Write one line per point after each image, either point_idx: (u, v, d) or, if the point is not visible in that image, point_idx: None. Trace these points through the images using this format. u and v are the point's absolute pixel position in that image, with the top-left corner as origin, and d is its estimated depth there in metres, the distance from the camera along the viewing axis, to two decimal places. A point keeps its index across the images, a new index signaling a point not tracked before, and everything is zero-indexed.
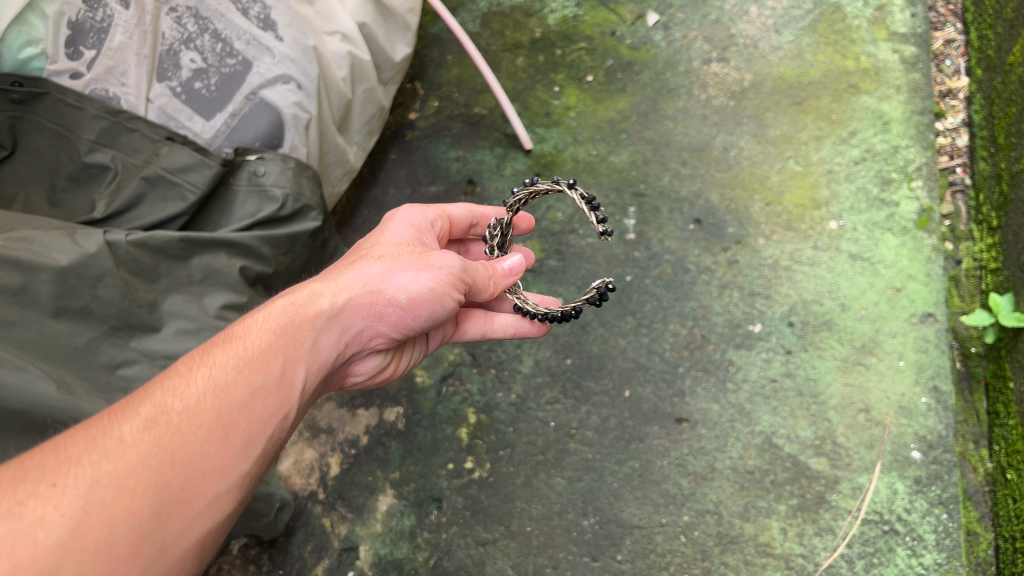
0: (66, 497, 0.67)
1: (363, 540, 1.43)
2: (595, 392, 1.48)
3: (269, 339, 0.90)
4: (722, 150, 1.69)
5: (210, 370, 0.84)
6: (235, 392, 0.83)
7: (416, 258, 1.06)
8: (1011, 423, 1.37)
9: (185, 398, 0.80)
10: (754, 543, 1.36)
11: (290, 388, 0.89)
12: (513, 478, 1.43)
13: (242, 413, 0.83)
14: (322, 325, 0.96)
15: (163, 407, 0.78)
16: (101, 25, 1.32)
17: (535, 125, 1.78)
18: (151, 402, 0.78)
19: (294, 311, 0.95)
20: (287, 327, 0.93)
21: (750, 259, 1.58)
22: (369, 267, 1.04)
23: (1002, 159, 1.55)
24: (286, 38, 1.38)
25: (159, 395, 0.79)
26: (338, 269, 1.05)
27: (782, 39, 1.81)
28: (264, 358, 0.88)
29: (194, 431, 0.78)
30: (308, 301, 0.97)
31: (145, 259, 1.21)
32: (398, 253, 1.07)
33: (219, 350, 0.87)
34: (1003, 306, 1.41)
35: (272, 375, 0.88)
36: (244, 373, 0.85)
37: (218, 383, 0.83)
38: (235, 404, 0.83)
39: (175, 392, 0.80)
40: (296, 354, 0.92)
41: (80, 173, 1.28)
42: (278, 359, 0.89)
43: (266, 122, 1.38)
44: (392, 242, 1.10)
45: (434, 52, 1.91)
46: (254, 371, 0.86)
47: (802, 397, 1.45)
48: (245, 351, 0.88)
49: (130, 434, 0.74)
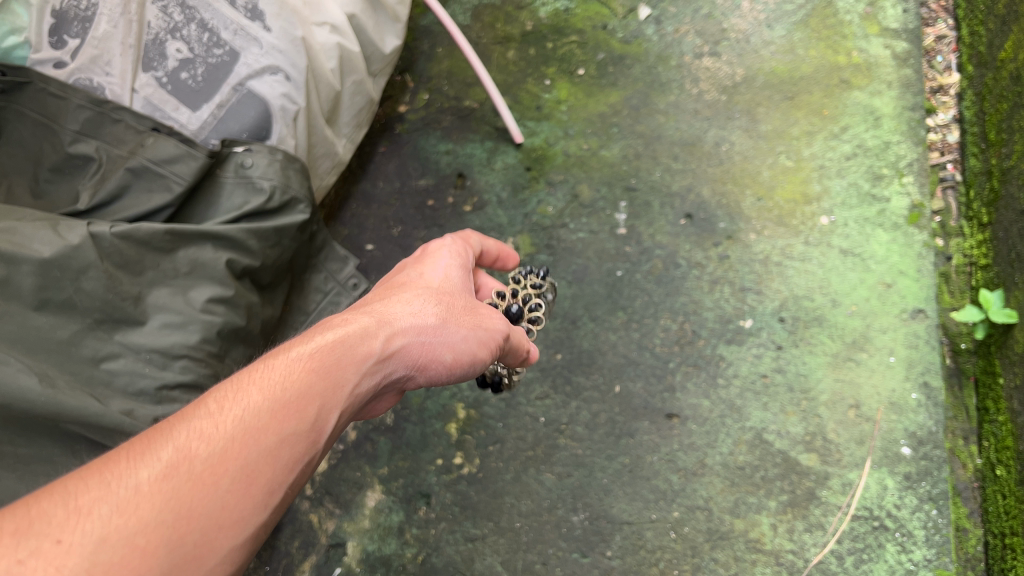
0: (72, 558, 0.60)
1: (351, 536, 1.42)
2: (585, 386, 1.47)
3: (310, 379, 0.81)
4: (713, 145, 1.69)
5: (245, 413, 0.75)
6: (267, 439, 0.75)
7: (468, 312, 1.02)
8: (1001, 419, 1.37)
9: (211, 442, 0.72)
10: (744, 539, 1.36)
11: (323, 436, 0.80)
12: (502, 474, 1.43)
13: (272, 465, 0.74)
14: (370, 369, 0.88)
15: (189, 453, 0.70)
16: (86, 14, 1.30)
17: (526, 119, 1.77)
18: (178, 446, 0.70)
19: (344, 351, 0.86)
20: (333, 368, 0.84)
21: (741, 254, 1.57)
22: (423, 309, 0.98)
23: (992, 156, 1.55)
24: (273, 28, 1.36)
25: (183, 438, 0.71)
26: (387, 307, 0.97)
27: (774, 33, 1.80)
28: (305, 400, 0.80)
29: (217, 482, 0.70)
30: (356, 338, 0.88)
31: (130, 252, 1.19)
32: (449, 301, 1.01)
33: (252, 387, 0.78)
34: (992, 303, 1.42)
35: (309, 421, 0.79)
36: (280, 420, 0.77)
37: (251, 427, 0.75)
38: (266, 451, 0.74)
39: (203, 437, 0.72)
40: (337, 398, 0.83)
41: (64, 164, 1.26)
42: (314, 400, 0.80)
43: (253, 114, 1.36)
44: (439, 281, 1.05)
45: (424, 44, 1.89)
46: (290, 414, 0.78)
47: (792, 393, 1.45)
48: (284, 391, 0.79)
49: (150, 483, 0.66)
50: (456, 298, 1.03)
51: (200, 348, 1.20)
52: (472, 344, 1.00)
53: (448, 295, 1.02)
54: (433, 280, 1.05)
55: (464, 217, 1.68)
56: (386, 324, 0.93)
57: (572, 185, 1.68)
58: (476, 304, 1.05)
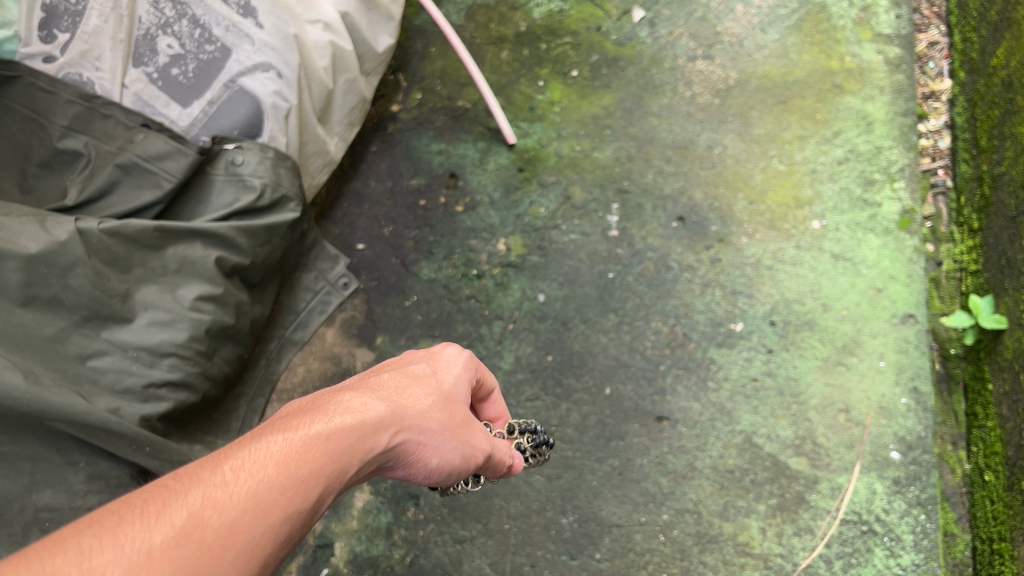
0: None
1: (338, 536, 1.41)
2: (575, 389, 1.47)
3: (324, 459, 0.66)
4: (705, 148, 1.69)
5: (260, 485, 0.61)
6: (275, 519, 0.60)
7: (468, 425, 0.87)
8: (989, 425, 1.37)
9: (224, 512, 0.57)
10: (733, 543, 1.35)
11: (314, 525, 0.66)
12: (491, 476, 1.42)
13: (272, 554, 0.60)
14: (373, 461, 0.72)
15: (201, 521, 0.56)
16: (76, 8, 1.30)
17: (519, 119, 1.77)
18: (190, 512, 0.56)
19: (359, 433, 0.71)
20: (347, 450, 0.69)
21: (733, 257, 1.57)
22: (436, 405, 0.82)
23: (983, 162, 1.56)
24: (266, 25, 1.35)
25: (195, 501, 0.57)
26: (399, 387, 0.82)
27: (767, 37, 1.80)
28: (318, 483, 0.65)
29: (224, 562, 0.56)
30: (367, 422, 0.73)
31: (119, 248, 1.18)
32: (455, 407, 0.86)
33: (269, 456, 0.63)
34: (982, 308, 1.42)
35: (313, 508, 0.64)
36: (292, 501, 0.62)
37: (263, 502, 0.60)
38: (270, 536, 0.60)
39: (218, 504, 0.58)
40: (339, 488, 0.68)
41: (53, 159, 1.25)
42: (327, 484, 0.66)
43: (245, 112, 1.36)
44: (456, 381, 0.90)
45: (417, 44, 1.88)
46: (304, 497, 0.63)
47: (782, 397, 1.45)
48: (301, 467, 0.64)
49: (161, 553, 0.53)
50: (458, 407, 0.87)
51: (188, 346, 1.20)
52: (460, 460, 0.85)
53: (454, 399, 0.87)
54: (453, 377, 0.90)
55: (456, 217, 1.67)
56: (396, 413, 0.77)
57: (564, 186, 1.67)
58: (474, 421, 0.90)
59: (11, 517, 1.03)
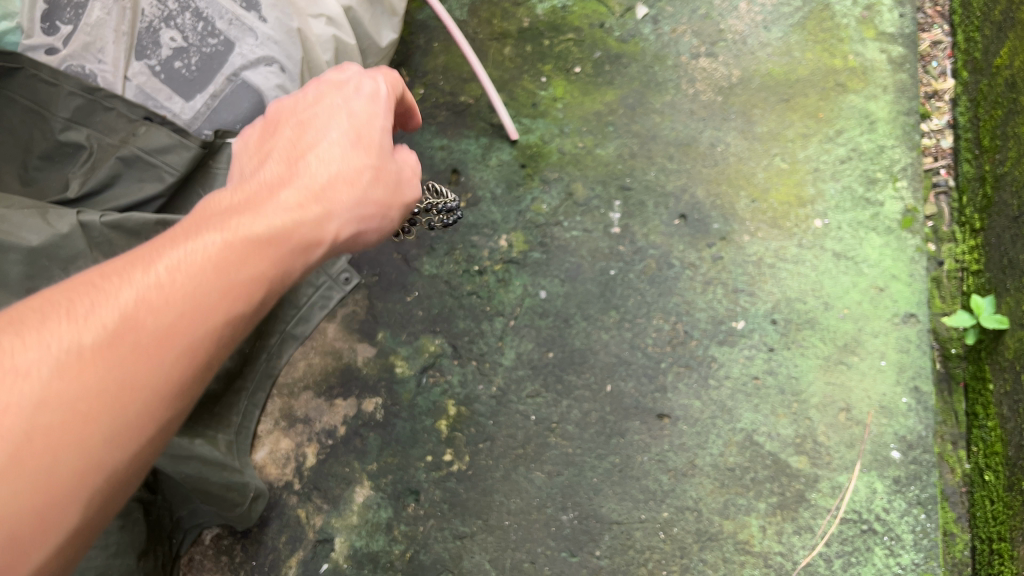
0: (10, 417, 0.66)
1: (339, 531, 1.41)
2: (576, 385, 1.47)
3: (246, 262, 0.82)
4: (708, 146, 1.68)
5: (189, 287, 0.78)
6: (203, 319, 0.78)
7: (386, 170, 0.99)
8: (990, 425, 1.38)
9: (156, 314, 0.75)
10: (733, 541, 1.36)
11: (251, 313, 0.84)
12: (492, 472, 1.42)
13: (211, 340, 0.79)
14: (298, 254, 0.88)
15: (133, 322, 0.74)
16: (80, 2, 1.32)
17: (521, 115, 1.76)
18: (123, 314, 0.74)
19: (279, 237, 0.86)
20: (268, 247, 0.85)
21: (734, 255, 1.57)
22: (365, 201, 0.96)
23: (986, 162, 1.56)
24: (269, 19, 1.35)
25: (127, 301, 0.75)
26: (325, 171, 0.94)
27: (771, 35, 1.80)
28: (246, 286, 0.82)
29: (157, 355, 0.75)
30: (298, 225, 0.89)
31: (121, 242, 1.16)
32: (378, 168, 0.98)
33: (197, 259, 0.79)
34: (984, 308, 1.42)
35: (241, 303, 0.81)
36: (216, 307, 0.79)
37: (192, 303, 0.78)
38: (201, 332, 0.78)
39: (148, 307, 0.75)
40: (266, 283, 0.84)
41: (54, 151, 1.25)
42: (252, 286, 0.83)
43: (248, 105, 1.33)
44: (380, 126, 1.00)
45: (420, 39, 1.88)
46: (228, 301, 0.80)
47: (783, 395, 1.45)
48: (224, 270, 0.80)
49: (91, 349, 0.72)
50: (391, 164, 1.00)
51: None
52: (387, 216, 1.00)
53: (382, 175, 0.98)
54: (376, 120, 1.00)
55: None
56: (327, 211, 0.92)
57: (566, 183, 1.67)
58: (394, 163, 1.01)
59: None
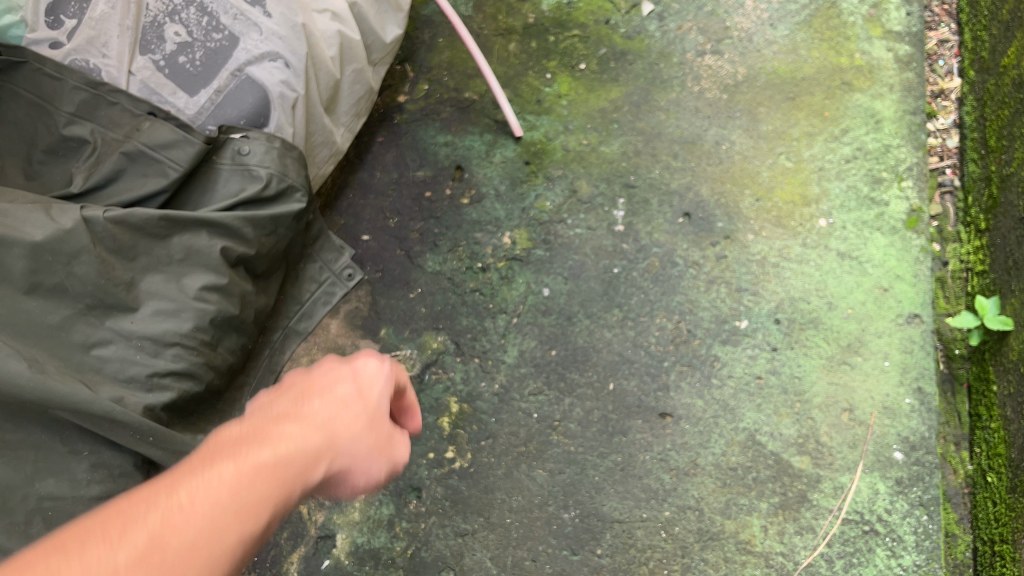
0: None
1: (340, 528, 1.41)
2: (579, 383, 1.47)
3: (262, 503, 0.69)
4: (713, 144, 1.68)
5: (213, 504, 0.66)
6: (225, 535, 0.66)
7: (392, 437, 0.85)
8: (993, 426, 1.37)
9: (179, 533, 0.64)
10: (735, 541, 1.36)
11: (254, 544, 0.70)
12: (493, 469, 1.42)
13: (225, 565, 0.66)
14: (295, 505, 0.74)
15: (160, 543, 0.63)
16: None
17: (526, 112, 1.76)
18: (153, 534, 0.63)
19: (288, 463, 0.72)
20: (284, 482, 0.71)
21: (738, 254, 1.56)
22: (371, 456, 0.81)
23: (992, 162, 1.56)
24: (274, 14, 1.35)
25: (152, 518, 0.64)
26: (332, 399, 0.80)
27: (777, 33, 1.79)
28: (264, 508, 0.69)
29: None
30: (302, 453, 0.74)
31: (124, 237, 1.18)
32: (388, 436, 0.84)
33: (216, 472, 0.68)
34: (988, 310, 1.42)
35: (251, 537, 0.68)
36: (232, 523, 0.66)
37: (211, 525, 0.65)
38: (210, 553, 0.65)
39: (176, 524, 0.64)
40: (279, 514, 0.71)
41: (58, 146, 1.25)
42: (266, 512, 0.69)
43: (252, 101, 1.34)
44: (378, 393, 0.83)
45: (425, 34, 1.87)
46: (242, 524, 0.67)
47: (786, 395, 1.44)
48: (240, 492, 0.67)
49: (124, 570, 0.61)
50: (384, 421, 0.83)
51: (192, 336, 1.19)
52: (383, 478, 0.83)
53: (377, 408, 0.83)
54: (376, 395, 0.83)
55: (461, 210, 1.66)
56: (332, 442, 0.77)
57: (570, 180, 1.67)
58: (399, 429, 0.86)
59: (14, 506, 1.02)
